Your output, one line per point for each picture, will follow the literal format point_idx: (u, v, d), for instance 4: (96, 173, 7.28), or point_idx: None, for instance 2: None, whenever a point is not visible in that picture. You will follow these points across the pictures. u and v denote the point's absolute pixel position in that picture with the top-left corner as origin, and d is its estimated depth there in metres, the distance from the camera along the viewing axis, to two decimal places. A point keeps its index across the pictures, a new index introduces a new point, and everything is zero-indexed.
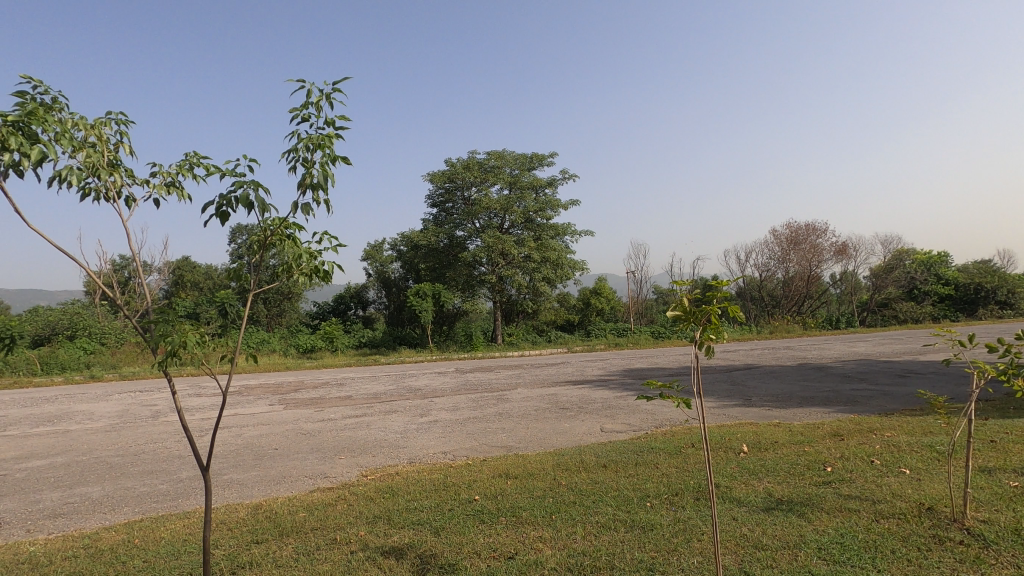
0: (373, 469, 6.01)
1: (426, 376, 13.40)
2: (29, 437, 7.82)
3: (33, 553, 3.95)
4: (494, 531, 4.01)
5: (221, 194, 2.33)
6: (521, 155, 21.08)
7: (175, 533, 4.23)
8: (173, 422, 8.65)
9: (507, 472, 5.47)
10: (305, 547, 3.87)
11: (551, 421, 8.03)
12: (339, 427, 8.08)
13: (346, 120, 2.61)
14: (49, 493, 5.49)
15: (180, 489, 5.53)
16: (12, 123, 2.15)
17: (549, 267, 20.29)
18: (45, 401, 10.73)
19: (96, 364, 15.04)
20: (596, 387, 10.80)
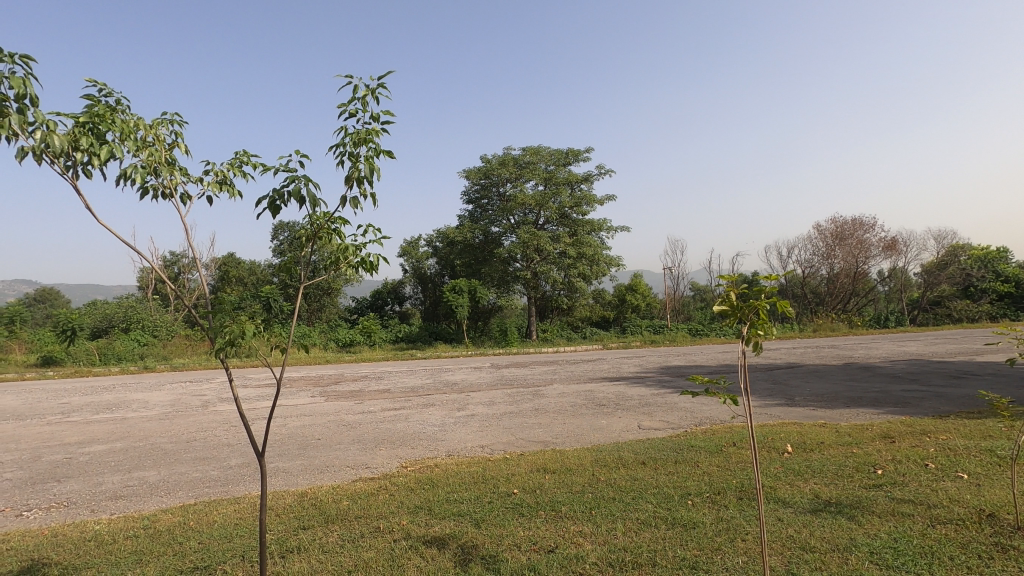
0: (413, 461, 6.12)
1: (462, 370, 13.53)
2: (90, 423, 8.26)
3: (98, 532, 4.18)
4: (535, 524, 4.03)
5: (274, 189, 2.41)
6: (557, 150, 21.01)
7: (227, 517, 4.41)
8: (221, 412, 9.00)
9: (545, 466, 5.48)
10: (349, 535, 3.97)
11: (588, 418, 8.01)
12: (378, 419, 8.24)
13: (391, 115, 2.61)
14: (110, 476, 5.80)
15: (231, 476, 5.76)
16: (82, 124, 2.27)
17: (585, 263, 20.16)
18: (104, 390, 11.33)
19: (149, 356, 15.77)
20: (632, 384, 10.71)
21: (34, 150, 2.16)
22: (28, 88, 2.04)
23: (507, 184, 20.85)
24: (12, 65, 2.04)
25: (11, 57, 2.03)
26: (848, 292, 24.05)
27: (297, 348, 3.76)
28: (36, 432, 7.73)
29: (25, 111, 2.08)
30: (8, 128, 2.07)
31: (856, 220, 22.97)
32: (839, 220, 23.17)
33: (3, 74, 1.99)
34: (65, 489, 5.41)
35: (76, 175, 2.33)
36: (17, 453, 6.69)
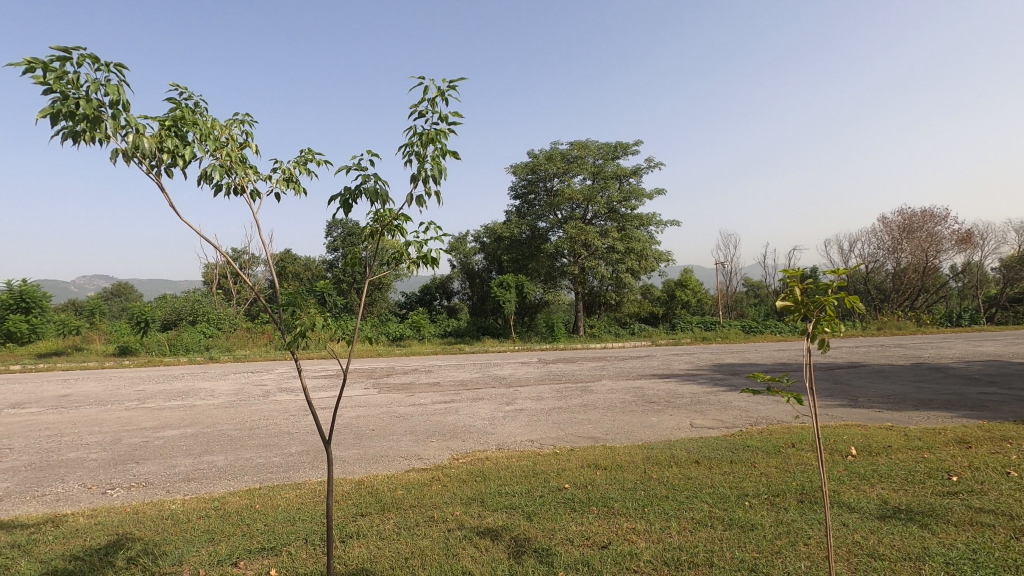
0: (463, 453, 6.22)
1: (510, 365, 13.61)
2: (163, 410, 8.82)
3: (174, 511, 4.46)
4: (587, 520, 4.02)
5: (346, 187, 2.49)
6: (604, 144, 20.74)
7: (290, 502, 4.61)
8: (281, 401, 9.42)
9: (596, 462, 5.45)
10: (405, 523, 4.09)
11: (638, 414, 7.92)
12: (429, 411, 8.41)
13: (460, 116, 2.64)
14: (183, 459, 6.18)
15: (292, 462, 6.02)
16: (167, 127, 2.41)
17: (633, 258, 19.85)
18: (174, 378, 12.07)
19: (214, 347, 16.67)
20: (683, 382, 10.50)
21: (125, 151, 2.31)
22: (121, 95, 2.19)
23: (554, 178, 20.75)
24: (108, 73, 2.19)
25: (106, 65, 2.17)
26: (917, 289, 22.69)
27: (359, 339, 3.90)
28: (115, 416, 8.30)
29: (118, 117, 2.23)
30: (107, 133, 2.23)
31: (926, 212, 21.60)
32: (907, 213, 21.85)
33: (100, 82, 2.14)
34: (144, 470, 5.80)
35: (161, 175, 2.48)
36: (100, 435, 7.22)
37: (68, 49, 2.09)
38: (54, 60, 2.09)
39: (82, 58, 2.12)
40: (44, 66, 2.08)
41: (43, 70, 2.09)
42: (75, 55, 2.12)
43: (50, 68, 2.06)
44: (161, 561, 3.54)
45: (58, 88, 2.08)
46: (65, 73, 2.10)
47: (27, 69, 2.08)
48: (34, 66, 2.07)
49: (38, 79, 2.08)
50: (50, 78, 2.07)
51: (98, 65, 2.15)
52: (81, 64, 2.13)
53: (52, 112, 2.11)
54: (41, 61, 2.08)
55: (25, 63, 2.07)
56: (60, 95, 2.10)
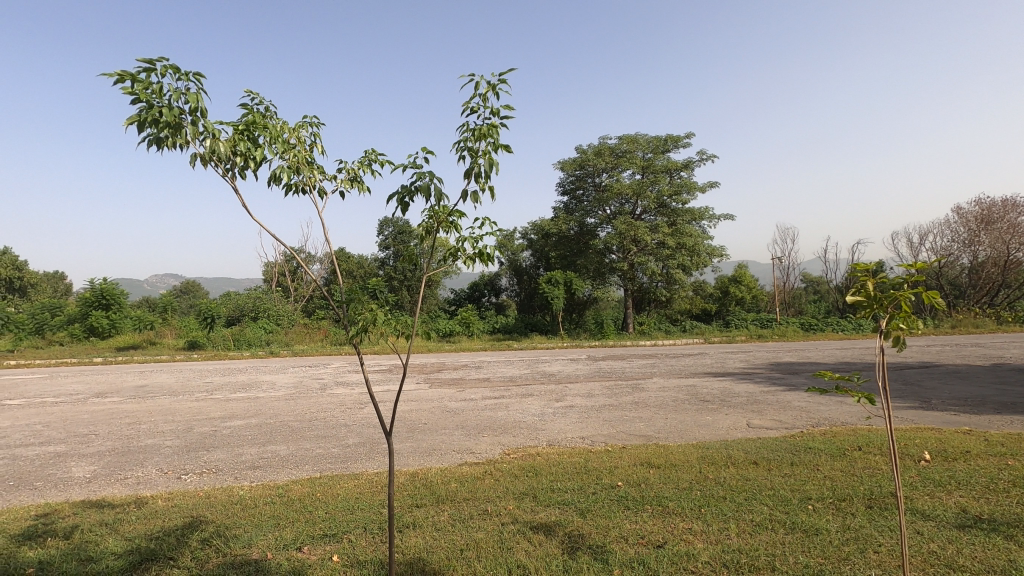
0: (514, 448, 6.26)
1: (558, 362, 13.59)
2: (229, 401, 9.30)
3: (242, 497, 4.70)
4: (641, 518, 3.97)
5: (403, 185, 2.52)
6: (654, 137, 20.35)
7: (349, 491, 4.76)
8: (338, 395, 9.76)
9: (649, 461, 5.37)
10: (459, 515, 4.16)
11: (691, 413, 7.75)
12: (480, 407, 8.51)
13: (511, 111, 2.60)
14: (249, 448, 6.50)
15: (349, 453, 6.23)
16: (241, 131, 2.53)
17: (685, 254, 19.41)
18: (239, 371, 12.72)
19: (274, 342, 17.45)
20: (739, 380, 10.18)
21: (203, 155, 2.45)
22: (199, 102, 2.31)
23: (603, 174, 20.52)
24: (187, 81, 2.32)
25: (186, 75, 2.30)
26: (997, 284, 21.12)
27: (420, 337, 3.94)
28: (187, 406, 8.83)
29: (197, 122, 2.36)
30: (187, 138, 2.37)
31: (1007, 201, 20.11)
32: (986, 202, 20.43)
33: (181, 90, 2.28)
34: (214, 458, 6.15)
35: (235, 178, 2.61)
36: (174, 424, 7.70)
37: (153, 61, 2.24)
38: (141, 71, 2.23)
39: (165, 68, 2.26)
40: (133, 77, 2.23)
41: (132, 81, 2.24)
42: (158, 66, 2.26)
43: (138, 80, 2.20)
44: (233, 543, 3.74)
45: (144, 98, 2.23)
46: (151, 83, 2.24)
47: (118, 81, 2.23)
48: (124, 78, 2.23)
49: (128, 90, 2.23)
50: (139, 88, 2.22)
51: (179, 75, 2.29)
52: (164, 75, 2.27)
53: (140, 121, 2.26)
54: (130, 73, 2.23)
55: (117, 75, 2.23)
56: (146, 104, 2.25)
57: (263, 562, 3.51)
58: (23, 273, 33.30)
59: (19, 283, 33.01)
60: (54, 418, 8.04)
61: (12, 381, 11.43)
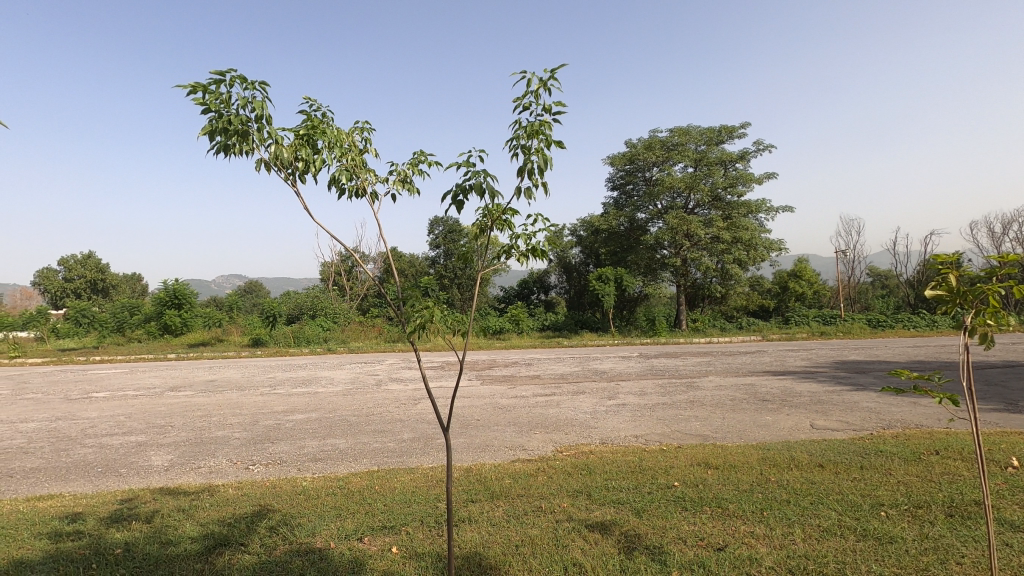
0: (567, 446, 6.24)
1: (610, 359, 13.44)
2: (291, 395, 9.71)
3: (306, 488, 4.90)
4: (700, 520, 3.87)
5: (457, 183, 2.53)
6: (707, 128, 19.78)
7: (405, 485, 4.88)
8: (393, 390, 10.02)
9: (706, 461, 5.23)
10: (514, 511, 4.18)
11: (750, 413, 7.49)
12: (532, 404, 8.52)
13: (564, 107, 2.58)
14: (311, 441, 6.77)
15: (405, 448, 6.38)
16: (301, 136, 2.62)
17: (741, 248, 18.76)
18: (300, 367, 13.26)
19: (332, 339, 18.11)
20: (800, 379, 9.75)
21: (268, 161, 2.55)
22: (265, 109, 2.42)
23: (653, 168, 20.11)
24: (253, 91, 2.42)
25: (252, 84, 2.40)
26: None
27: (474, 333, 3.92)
28: (253, 400, 9.28)
29: (262, 129, 2.47)
30: (253, 145, 2.47)
31: None
32: None
33: (248, 99, 2.38)
34: (278, 449, 6.44)
35: (296, 182, 2.69)
36: (242, 417, 8.11)
37: (223, 72, 2.35)
38: (211, 83, 2.35)
39: (233, 78, 2.37)
40: (205, 88, 2.36)
41: (204, 92, 2.36)
42: (227, 77, 2.37)
43: (208, 90, 2.32)
44: (298, 532, 3.90)
45: (214, 108, 2.34)
46: (220, 93, 2.35)
47: (191, 93, 2.36)
48: (196, 88, 2.35)
49: (199, 100, 2.35)
50: (209, 98, 2.34)
51: (246, 84, 2.40)
52: (233, 84, 2.38)
53: (211, 129, 2.39)
54: (202, 84, 2.35)
55: (190, 86, 2.36)
56: (216, 113, 2.37)
57: (326, 551, 3.64)
58: (105, 275, 35.88)
59: (101, 284, 35.49)
60: (134, 409, 8.63)
61: (97, 375, 12.33)
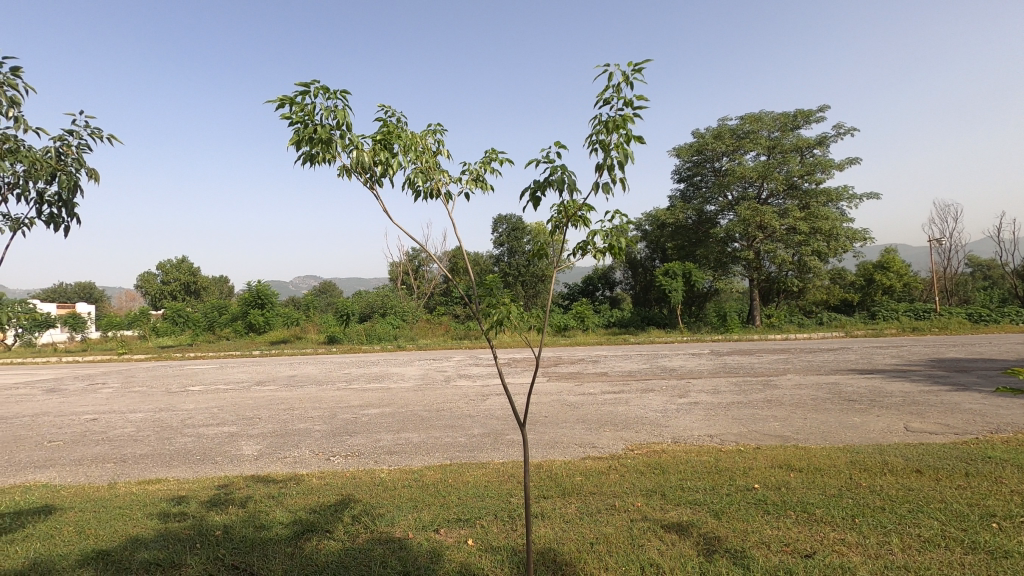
0: (638, 444, 6.12)
1: (680, 357, 13.05)
2: (366, 391, 10.11)
3: (383, 479, 5.09)
4: (784, 524, 3.69)
5: (536, 180, 2.54)
6: (781, 114, 18.82)
7: (478, 479, 4.97)
8: (461, 386, 10.22)
9: (788, 463, 4.98)
10: (587, 508, 4.16)
11: (835, 413, 7.05)
12: (600, 401, 8.43)
13: (646, 100, 2.52)
14: (385, 435, 7.02)
15: (475, 443, 6.49)
16: (379, 141, 2.71)
17: (820, 239, 17.73)
18: (372, 364, 13.78)
19: (401, 336, 18.70)
20: (890, 379, 9.07)
21: (350, 167, 2.66)
22: (346, 118, 2.52)
23: (723, 157, 19.31)
24: (335, 100, 2.52)
25: (334, 93, 2.50)
26: None
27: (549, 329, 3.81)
28: (332, 395, 9.75)
29: (344, 137, 2.58)
30: (335, 152, 2.59)
31: None
32: None
33: (331, 109, 2.49)
34: (356, 442, 6.73)
35: (375, 185, 2.78)
36: (322, 410, 8.54)
37: (307, 84, 2.46)
38: (297, 95, 2.47)
39: (317, 89, 2.48)
40: (291, 101, 2.48)
41: (291, 105, 2.49)
42: (311, 88, 2.48)
43: (295, 102, 2.44)
44: (378, 521, 4.06)
45: (300, 119, 2.47)
46: (305, 105, 2.47)
47: (280, 106, 2.50)
48: (284, 102, 2.49)
49: (287, 113, 2.48)
50: (295, 111, 2.46)
51: (328, 94, 2.50)
52: (316, 95, 2.49)
53: (297, 139, 2.51)
54: (290, 97, 2.48)
55: (278, 101, 2.49)
56: (302, 124, 2.49)
57: (405, 540, 3.77)
58: (197, 278, 38.84)
59: (194, 287, 38.41)
60: (226, 402, 9.29)
61: (193, 370, 13.38)
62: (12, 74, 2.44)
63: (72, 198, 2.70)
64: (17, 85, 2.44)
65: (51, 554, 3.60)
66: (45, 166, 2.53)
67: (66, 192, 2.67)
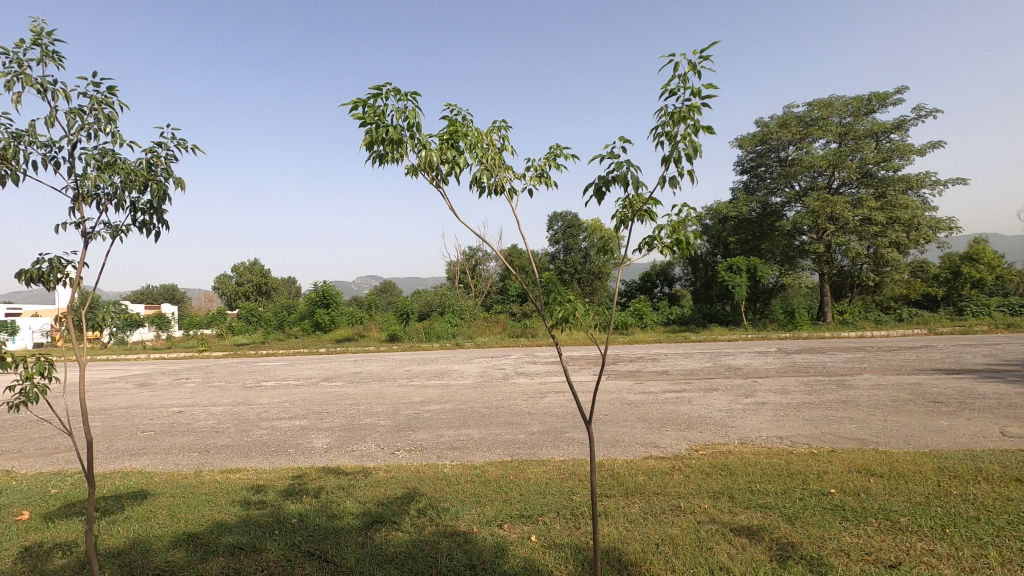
0: (703, 445, 5.96)
1: (744, 355, 12.57)
2: (427, 387, 10.35)
3: (446, 474, 5.21)
4: (865, 532, 3.50)
5: (600, 176, 2.52)
6: (854, 98, 17.76)
7: (539, 476, 4.99)
8: (519, 384, 10.28)
9: (867, 468, 4.70)
10: (651, 509, 4.08)
11: (919, 416, 6.59)
12: (660, 400, 8.25)
13: (715, 89, 2.43)
14: (447, 430, 7.17)
15: (535, 440, 6.51)
16: (446, 140, 2.76)
17: (899, 230, 16.62)
18: (432, 361, 14.10)
19: (459, 334, 19.02)
20: (982, 379, 8.37)
21: (418, 166, 2.73)
22: (416, 118, 2.58)
23: (789, 146, 18.43)
24: (405, 101, 2.59)
25: (404, 95, 2.57)
26: None
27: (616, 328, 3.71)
28: (394, 391, 10.06)
29: (413, 136, 2.65)
30: (404, 151, 2.66)
31: None
32: None
33: (402, 110, 2.57)
34: (418, 437, 6.90)
35: (442, 184, 2.85)
36: (385, 406, 8.82)
37: (380, 86, 2.54)
38: (370, 97, 2.55)
39: (388, 92, 2.55)
40: (364, 103, 2.57)
41: (363, 107, 2.58)
42: (384, 91, 2.56)
43: (367, 104, 2.53)
44: (443, 515, 4.16)
45: (371, 121, 2.56)
46: (377, 107, 2.55)
47: (353, 108, 2.59)
48: (357, 104, 2.58)
49: (360, 114, 2.58)
50: (368, 113, 2.55)
51: (399, 96, 2.57)
52: (388, 97, 2.57)
53: (369, 139, 2.61)
54: (363, 99, 2.57)
55: (352, 103, 2.59)
56: (374, 125, 2.58)
57: (470, 534, 3.84)
58: (267, 279, 41.10)
59: (265, 287, 40.58)
60: (296, 397, 9.77)
61: (266, 366, 14.14)
62: (109, 93, 2.66)
63: (161, 206, 2.91)
64: (114, 103, 2.66)
65: (147, 535, 3.91)
66: (138, 177, 2.74)
67: (156, 200, 2.88)
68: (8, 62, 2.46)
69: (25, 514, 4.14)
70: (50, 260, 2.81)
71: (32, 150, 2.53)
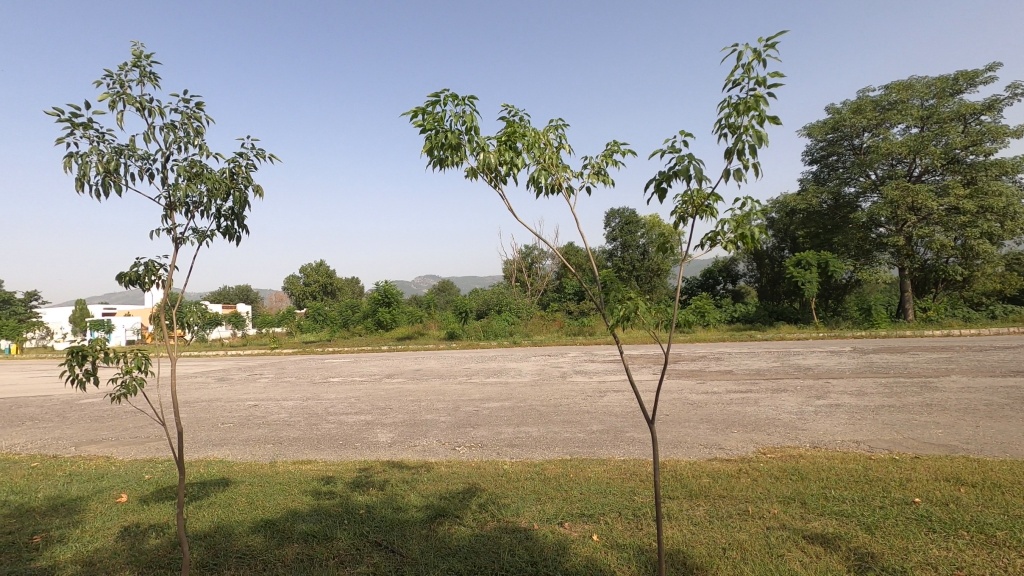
0: (772, 448, 5.72)
1: (815, 355, 11.93)
2: (485, 385, 10.48)
3: (506, 471, 5.26)
4: (954, 545, 3.26)
5: (661, 171, 2.47)
6: (938, 78, 16.50)
7: (599, 475, 4.95)
8: (578, 382, 10.21)
9: (956, 477, 4.36)
10: (716, 512, 3.97)
11: (1018, 422, 6.03)
12: (725, 400, 7.99)
13: (781, 77, 2.34)
14: (506, 428, 7.23)
15: (595, 439, 6.45)
16: (504, 142, 2.80)
17: (991, 219, 15.28)
18: (491, 359, 14.25)
19: (516, 333, 19.12)
20: None
21: (478, 169, 2.78)
22: (475, 121, 2.63)
23: (865, 133, 17.33)
24: (463, 105, 2.64)
25: (462, 99, 2.62)
26: None
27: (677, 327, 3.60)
28: (454, 388, 10.24)
29: (472, 140, 2.70)
30: (463, 155, 2.71)
31: None
32: None
33: (460, 114, 2.62)
34: (478, 434, 6.99)
35: (501, 185, 2.88)
36: (446, 403, 8.99)
37: (439, 93, 2.60)
38: (429, 105, 2.63)
39: (446, 97, 2.61)
40: (423, 111, 2.64)
41: (423, 114, 2.65)
42: (442, 97, 2.62)
43: (427, 112, 2.60)
44: (504, 511, 4.20)
45: (431, 127, 2.63)
46: (435, 113, 2.62)
47: (413, 117, 2.67)
48: (417, 112, 2.66)
49: (420, 122, 2.65)
50: (427, 120, 2.62)
51: (457, 101, 2.62)
52: (446, 103, 2.63)
53: (430, 146, 2.68)
54: (422, 107, 2.64)
55: (413, 111, 2.67)
56: (433, 131, 2.65)
57: (531, 531, 3.86)
58: (332, 279, 42.83)
59: (331, 287, 42.33)
60: (361, 393, 10.13)
61: (332, 363, 14.73)
62: (197, 108, 2.85)
63: (241, 212, 3.10)
64: (201, 118, 2.85)
65: (229, 520, 4.18)
66: (222, 185, 2.93)
67: (238, 207, 3.07)
68: (112, 84, 2.68)
69: (123, 496, 4.51)
70: (146, 263, 3.05)
71: (131, 163, 2.75)
